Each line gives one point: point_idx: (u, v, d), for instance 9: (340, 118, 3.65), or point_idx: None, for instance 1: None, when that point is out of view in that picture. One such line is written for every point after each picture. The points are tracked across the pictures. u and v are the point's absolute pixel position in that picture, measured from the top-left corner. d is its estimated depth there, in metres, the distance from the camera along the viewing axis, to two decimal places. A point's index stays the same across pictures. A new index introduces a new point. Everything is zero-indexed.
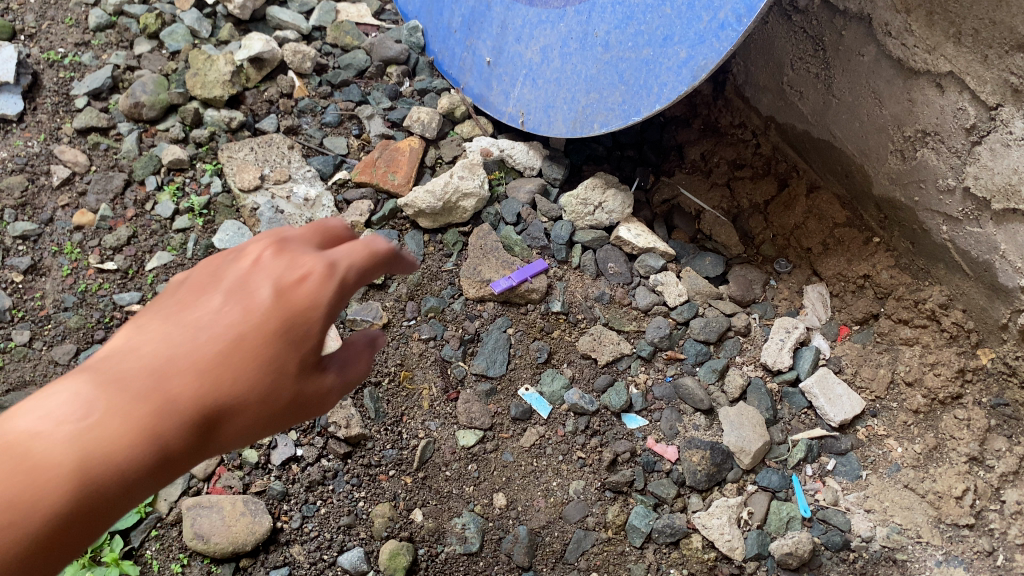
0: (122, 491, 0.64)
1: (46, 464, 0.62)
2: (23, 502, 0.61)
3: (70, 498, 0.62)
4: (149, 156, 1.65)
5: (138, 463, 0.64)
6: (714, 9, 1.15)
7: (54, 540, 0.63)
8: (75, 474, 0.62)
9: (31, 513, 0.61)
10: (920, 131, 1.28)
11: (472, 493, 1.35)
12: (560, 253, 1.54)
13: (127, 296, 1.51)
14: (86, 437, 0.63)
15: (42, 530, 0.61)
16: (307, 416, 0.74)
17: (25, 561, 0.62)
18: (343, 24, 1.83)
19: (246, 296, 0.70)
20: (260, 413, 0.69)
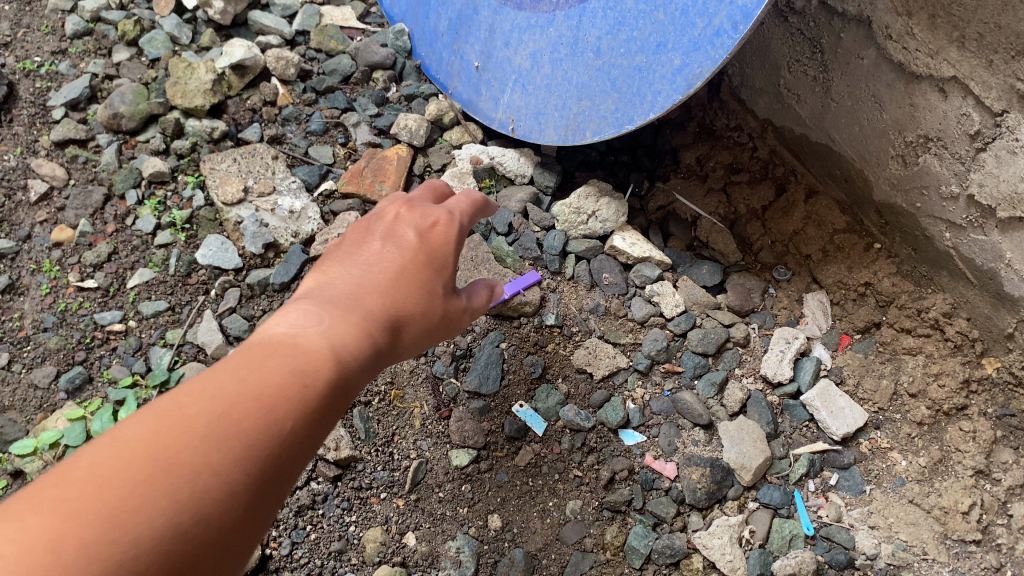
0: (363, 364, 0.80)
1: (316, 343, 0.76)
2: (308, 372, 0.73)
3: (337, 368, 0.76)
4: (129, 168, 1.60)
5: (370, 343, 0.81)
6: (709, 16, 1.11)
7: (327, 410, 0.74)
8: (338, 348, 0.77)
9: (315, 376, 0.73)
10: (922, 137, 1.24)
11: (466, 515, 1.31)
12: (553, 264, 1.50)
13: (108, 315, 1.46)
14: (338, 326, 0.79)
15: (325, 395, 0.74)
16: (445, 330, 0.95)
17: (312, 428, 0.73)
18: (327, 28, 1.78)
19: (399, 240, 0.93)
20: (427, 316, 0.90)
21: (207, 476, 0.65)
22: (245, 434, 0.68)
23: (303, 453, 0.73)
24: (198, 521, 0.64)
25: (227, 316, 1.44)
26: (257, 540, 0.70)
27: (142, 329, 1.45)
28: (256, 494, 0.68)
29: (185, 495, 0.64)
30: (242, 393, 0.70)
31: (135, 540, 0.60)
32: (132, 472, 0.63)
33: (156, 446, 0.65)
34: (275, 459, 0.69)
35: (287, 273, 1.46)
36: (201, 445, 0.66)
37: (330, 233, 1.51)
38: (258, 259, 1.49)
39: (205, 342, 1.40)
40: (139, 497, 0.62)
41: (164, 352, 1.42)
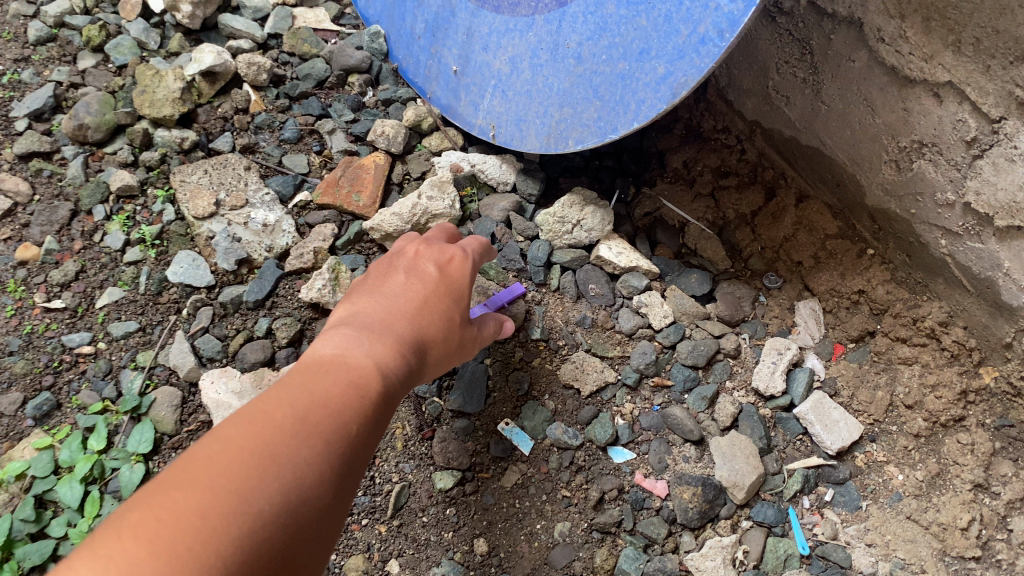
0: (399, 381, 0.94)
1: (364, 363, 0.90)
2: (361, 386, 0.87)
3: (381, 386, 0.90)
4: (97, 182, 1.54)
5: (403, 363, 0.95)
6: (693, 23, 1.06)
7: (378, 421, 0.88)
8: (379, 367, 0.91)
9: (367, 390, 0.87)
10: (916, 142, 1.20)
11: (451, 539, 1.27)
12: (538, 275, 1.46)
13: (77, 337, 1.41)
14: (375, 351, 0.93)
15: (375, 407, 0.87)
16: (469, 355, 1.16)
17: (369, 434, 0.86)
18: (300, 30, 1.72)
19: (420, 269, 1.13)
20: (458, 337, 1.10)
21: (305, 464, 0.77)
22: (326, 433, 0.80)
23: (363, 456, 0.85)
24: (301, 502, 0.75)
25: (200, 336, 1.39)
26: (334, 532, 0.81)
27: (113, 351, 1.40)
28: (337, 484, 0.79)
29: (286, 479, 0.74)
30: (314, 401, 0.82)
31: (258, 513, 0.71)
32: (246, 458, 0.73)
33: (257, 440, 0.76)
34: (347, 455, 0.81)
35: (262, 290, 1.41)
36: (295, 439, 0.77)
37: (306, 247, 1.45)
38: (232, 275, 1.44)
39: (177, 364, 1.36)
40: (255, 478, 0.72)
41: (136, 375, 1.37)
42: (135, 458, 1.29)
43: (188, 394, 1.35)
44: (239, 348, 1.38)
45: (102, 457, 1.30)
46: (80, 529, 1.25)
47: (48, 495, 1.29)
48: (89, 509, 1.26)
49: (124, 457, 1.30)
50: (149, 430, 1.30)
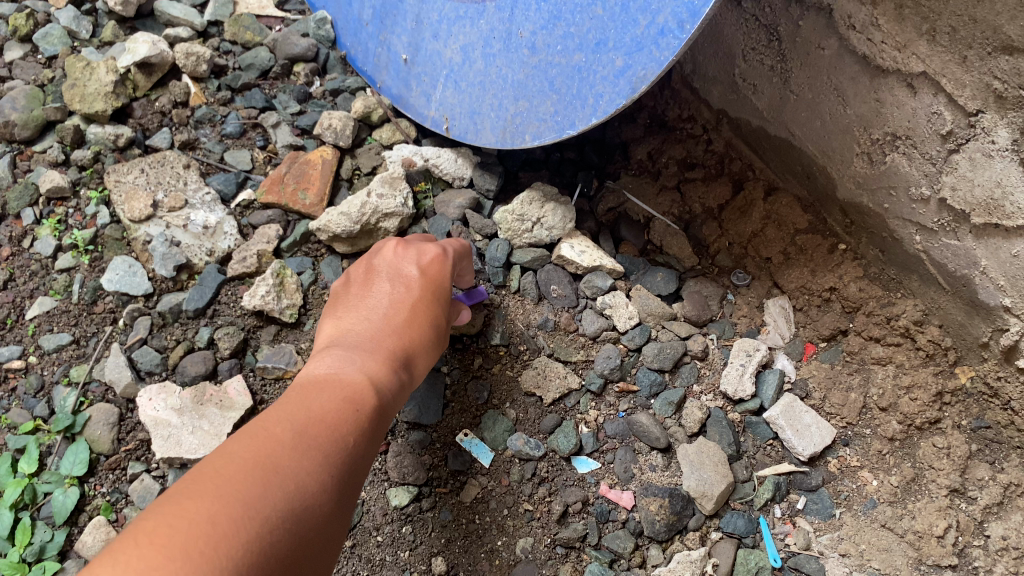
0: (391, 396, 0.96)
1: (356, 381, 0.92)
2: (355, 403, 0.89)
3: (374, 401, 0.92)
4: (25, 184, 1.45)
5: (393, 377, 0.98)
6: (652, 12, 0.99)
7: (372, 436, 0.90)
8: (371, 383, 0.93)
9: (361, 406, 0.89)
10: (889, 134, 1.14)
11: (408, 559, 1.21)
12: (497, 277, 1.39)
13: (5, 351, 1.32)
14: (364, 368, 0.95)
15: (370, 420, 0.89)
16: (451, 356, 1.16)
17: (364, 448, 0.87)
18: (242, 17, 1.62)
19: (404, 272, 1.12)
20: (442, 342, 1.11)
21: (307, 474, 0.78)
22: (324, 446, 0.82)
23: (360, 468, 0.87)
24: (306, 511, 0.76)
25: (137, 348, 1.30)
26: (334, 544, 0.82)
27: (44, 366, 1.31)
28: (338, 496, 0.81)
29: (290, 489, 0.75)
30: (310, 419, 0.84)
31: (267, 520, 0.71)
32: (250, 471, 0.74)
33: (258, 454, 0.77)
34: (345, 470, 0.83)
35: (202, 298, 1.33)
36: (293, 454, 0.79)
37: (249, 249, 1.37)
38: (171, 282, 1.36)
39: (113, 380, 1.27)
40: (261, 489, 0.73)
41: (69, 392, 1.28)
42: (68, 481, 1.21)
43: (126, 411, 1.27)
44: (180, 361, 1.30)
45: (34, 481, 1.22)
46: (10, 559, 1.17)
47: None
48: (20, 538, 1.18)
49: (57, 480, 1.22)
50: (84, 451, 1.22)
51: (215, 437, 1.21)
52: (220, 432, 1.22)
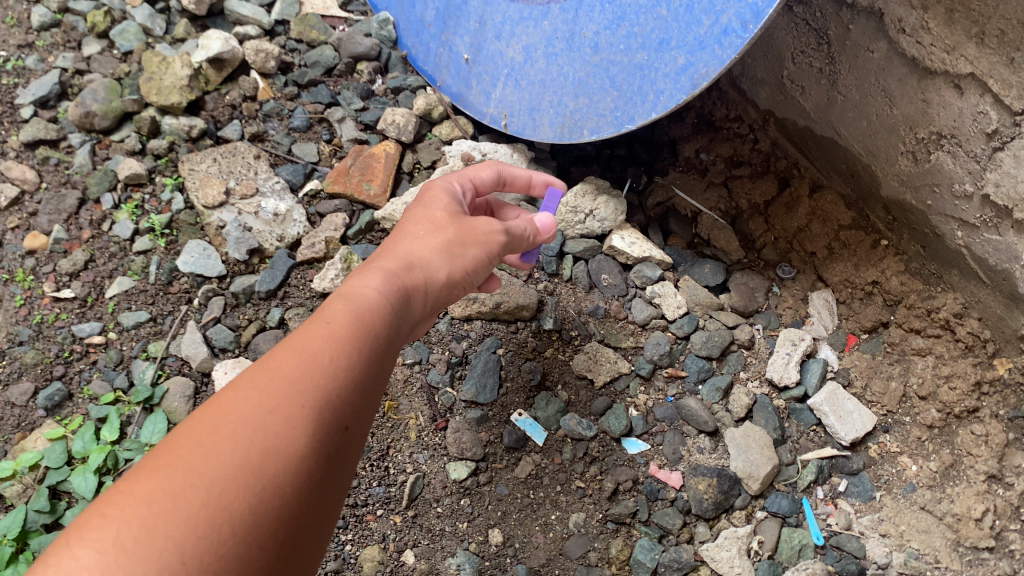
0: (393, 293, 0.84)
1: (336, 295, 0.82)
2: (332, 313, 0.78)
3: (361, 303, 0.80)
4: (104, 170, 1.53)
5: (390, 277, 0.86)
6: (716, 13, 1.05)
7: (370, 335, 0.78)
8: (357, 288, 0.82)
9: (339, 313, 0.78)
10: (935, 133, 1.20)
11: (466, 530, 1.27)
12: (550, 266, 1.46)
13: (87, 327, 1.40)
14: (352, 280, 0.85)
15: (357, 322, 0.78)
16: (501, 241, 1.01)
17: (354, 349, 0.76)
18: (308, 17, 1.70)
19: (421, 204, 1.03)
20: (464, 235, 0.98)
21: (264, 413, 0.68)
22: (287, 372, 0.71)
23: (356, 374, 0.75)
24: (268, 455, 0.67)
25: (212, 326, 1.38)
26: (337, 470, 0.72)
27: (123, 341, 1.39)
28: (325, 423, 0.71)
29: (246, 440, 0.67)
30: (276, 351, 0.74)
31: (214, 484, 0.64)
32: (193, 434, 0.67)
33: (218, 411, 0.68)
34: (332, 398, 0.72)
35: (273, 280, 1.41)
36: (257, 400, 0.69)
37: (317, 236, 1.45)
38: (243, 265, 1.44)
39: (190, 355, 1.35)
40: (205, 452, 0.65)
41: (147, 365, 1.36)
42: (148, 449, 1.28)
43: (201, 384, 1.35)
44: (252, 339, 1.37)
45: (115, 449, 1.29)
46: None
47: (62, 486, 1.27)
48: None
49: (137, 448, 1.29)
50: (163, 421, 1.30)
51: None
52: None
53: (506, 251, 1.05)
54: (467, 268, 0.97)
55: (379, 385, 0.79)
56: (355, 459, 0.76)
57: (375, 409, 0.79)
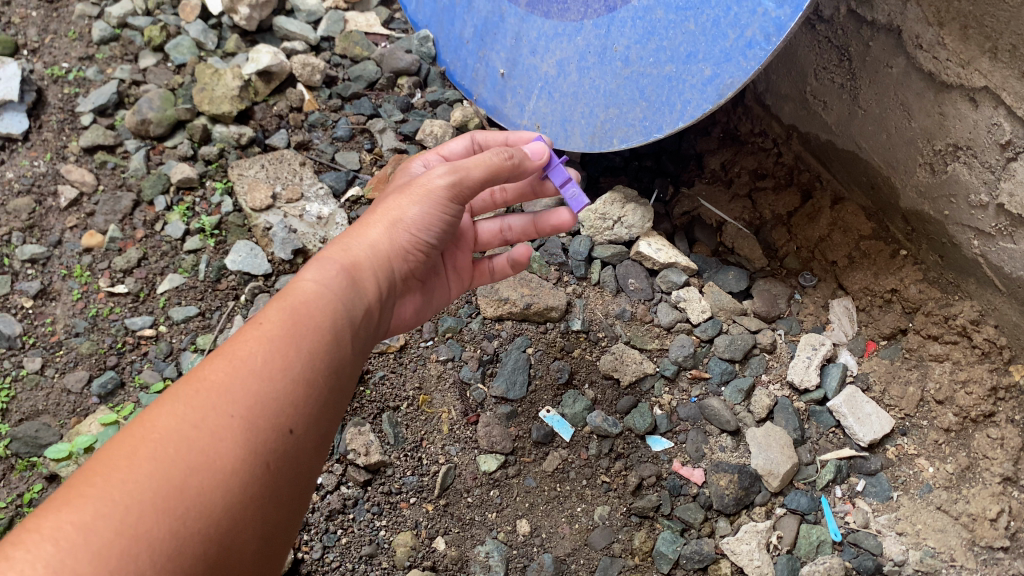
0: (325, 298, 0.90)
1: (273, 303, 0.89)
2: (265, 323, 0.86)
3: (293, 312, 0.87)
4: (158, 174, 1.62)
5: (325, 278, 0.92)
6: (742, 27, 1.12)
7: (301, 341, 0.85)
8: (292, 294, 0.89)
9: (270, 321, 0.86)
10: (951, 145, 1.25)
11: (495, 520, 1.32)
12: (579, 270, 1.52)
13: (139, 320, 1.48)
14: (293, 282, 0.92)
15: (286, 331, 0.85)
16: (446, 188, 1.01)
17: (283, 358, 0.83)
18: (352, 34, 1.79)
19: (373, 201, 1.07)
20: (409, 197, 1.01)
21: (191, 429, 0.76)
22: (215, 389, 0.79)
23: (288, 382, 0.82)
24: (192, 472, 0.74)
25: None
26: (277, 478, 0.80)
27: (173, 334, 1.47)
28: (244, 434, 0.78)
29: (163, 460, 0.74)
30: (208, 365, 0.82)
31: (134, 505, 0.70)
32: (117, 456, 0.74)
33: (141, 432, 0.76)
34: (250, 410, 0.79)
35: None
36: (176, 422, 0.77)
37: None
38: (287, 264, 1.52)
39: None
40: (127, 472, 0.72)
41: (196, 357, 1.43)
42: None
43: None
44: None
45: None
46: None
47: None
48: None
49: None
50: None
51: None
52: None
53: (466, 195, 1.04)
54: (415, 238, 1.02)
55: (325, 383, 0.86)
56: (295, 465, 0.83)
57: (328, 411, 0.87)
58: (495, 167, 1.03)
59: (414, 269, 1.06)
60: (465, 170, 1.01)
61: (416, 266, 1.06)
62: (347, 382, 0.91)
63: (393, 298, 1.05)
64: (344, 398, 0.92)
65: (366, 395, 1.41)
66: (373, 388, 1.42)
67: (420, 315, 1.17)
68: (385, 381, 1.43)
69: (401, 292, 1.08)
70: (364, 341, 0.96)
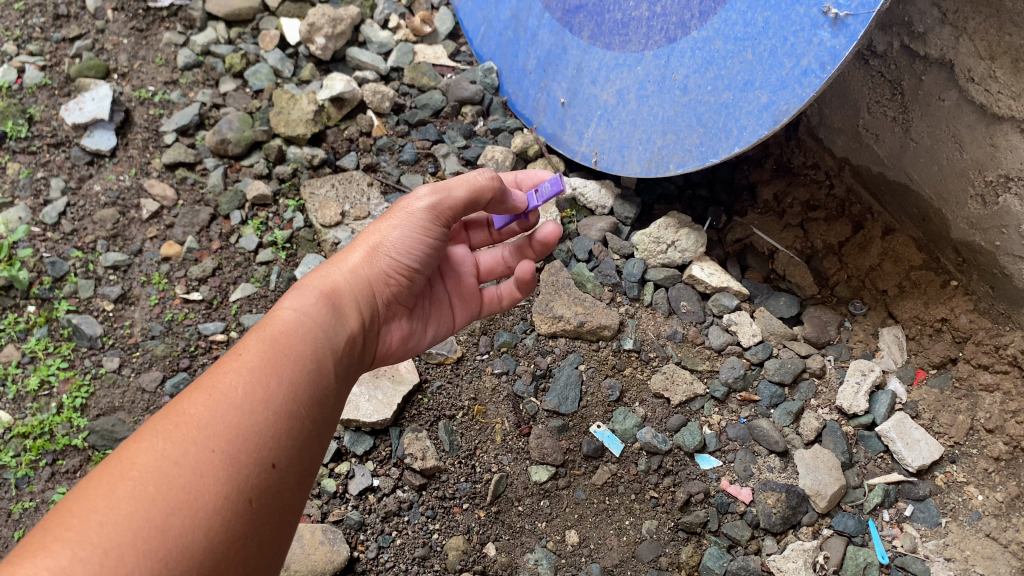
0: (304, 327, 0.93)
1: (252, 334, 0.91)
2: (244, 354, 0.88)
3: (272, 345, 0.90)
4: (234, 191, 1.72)
5: (304, 308, 0.95)
6: (797, 56, 1.18)
7: (281, 373, 0.87)
8: (275, 326, 0.92)
9: (250, 352, 0.88)
10: (1002, 176, 1.29)
11: (544, 529, 1.35)
12: (632, 290, 1.57)
13: (211, 326, 1.56)
14: (274, 312, 0.95)
15: (266, 363, 0.87)
16: (427, 209, 1.07)
17: (264, 387, 0.85)
18: (420, 65, 1.88)
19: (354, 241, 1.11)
20: (391, 223, 1.08)
21: (172, 466, 0.77)
22: (194, 423, 0.80)
23: (269, 413, 0.84)
24: (175, 511, 0.74)
25: None
26: (259, 515, 0.81)
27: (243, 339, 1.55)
28: (228, 467, 0.79)
29: (142, 495, 0.74)
30: (186, 400, 0.83)
31: (112, 549, 0.70)
32: (95, 494, 0.74)
33: (116, 467, 0.76)
34: (231, 441, 0.80)
35: None
36: (153, 458, 0.77)
37: None
38: None
39: None
40: (104, 513, 0.72)
41: None
42: None
43: None
44: None
45: None
46: None
47: None
48: None
49: None
50: None
51: (389, 405, 1.41)
52: (391, 402, 1.42)
53: (449, 216, 1.10)
54: (397, 261, 1.07)
55: (306, 416, 0.88)
56: (285, 499, 0.84)
57: (310, 445, 0.88)
58: (478, 188, 1.09)
59: (398, 296, 1.11)
60: (444, 194, 1.08)
61: (398, 293, 1.11)
62: (328, 415, 0.93)
63: (375, 326, 1.09)
64: (326, 433, 0.93)
65: (423, 403, 1.47)
66: (431, 396, 1.48)
67: (419, 344, 1.22)
68: (442, 391, 1.48)
69: (385, 319, 1.12)
70: (345, 370, 0.98)
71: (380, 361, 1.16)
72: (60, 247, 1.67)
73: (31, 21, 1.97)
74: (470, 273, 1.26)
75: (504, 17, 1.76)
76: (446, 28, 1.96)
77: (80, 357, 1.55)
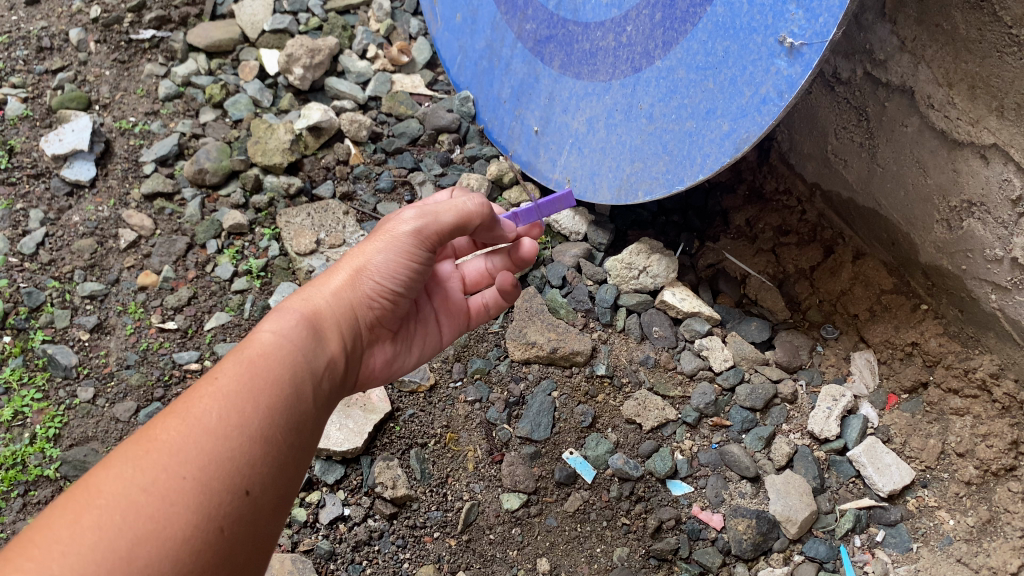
0: (280, 353, 0.90)
1: (229, 358, 0.89)
2: (220, 377, 0.85)
3: (249, 368, 0.87)
4: (211, 220, 1.73)
5: (285, 330, 0.93)
6: (756, 85, 1.19)
7: (257, 397, 0.85)
8: (253, 350, 0.89)
9: (227, 375, 0.85)
10: (965, 201, 1.31)
11: (516, 557, 1.35)
12: (605, 316, 1.57)
13: (186, 354, 1.57)
14: (252, 336, 0.92)
15: (243, 387, 0.84)
16: (411, 233, 1.04)
17: (241, 414, 0.83)
18: (398, 94, 1.90)
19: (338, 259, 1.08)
20: (376, 244, 1.05)
21: (139, 493, 0.74)
22: (165, 450, 0.78)
23: (244, 439, 0.82)
24: (141, 542, 0.72)
25: None
26: (230, 544, 0.78)
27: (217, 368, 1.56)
28: (199, 497, 0.76)
29: (108, 524, 0.72)
30: (158, 425, 0.80)
31: None
32: (58, 523, 0.71)
33: (85, 493, 0.74)
34: (203, 470, 0.78)
35: None
36: (120, 485, 0.74)
37: None
38: None
39: None
40: (68, 543, 0.70)
41: None
42: None
43: None
44: None
45: None
46: None
47: None
48: None
49: None
50: None
51: (359, 435, 1.41)
52: (363, 431, 1.42)
53: (436, 240, 1.07)
54: (383, 285, 1.04)
55: (283, 441, 0.85)
56: (259, 527, 0.82)
57: (288, 470, 0.86)
58: (468, 213, 1.08)
59: (382, 318, 1.09)
60: (430, 220, 1.05)
61: (383, 316, 1.09)
62: (308, 440, 0.90)
63: (358, 348, 1.07)
64: (307, 459, 0.91)
65: (395, 431, 1.47)
66: (403, 425, 1.48)
67: (406, 366, 1.22)
68: (415, 419, 1.49)
69: (368, 342, 1.11)
70: (327, 395, 0.96)
71: (364, 385, 1.16)
72: (37, 277, 1.68)
73: (15, 53, 1.99)
74: (457, 289, 1.26)
75: (478, 47, 1.78)
76: (423, 58, 1.99)
77: (55, 387, 1.55)
